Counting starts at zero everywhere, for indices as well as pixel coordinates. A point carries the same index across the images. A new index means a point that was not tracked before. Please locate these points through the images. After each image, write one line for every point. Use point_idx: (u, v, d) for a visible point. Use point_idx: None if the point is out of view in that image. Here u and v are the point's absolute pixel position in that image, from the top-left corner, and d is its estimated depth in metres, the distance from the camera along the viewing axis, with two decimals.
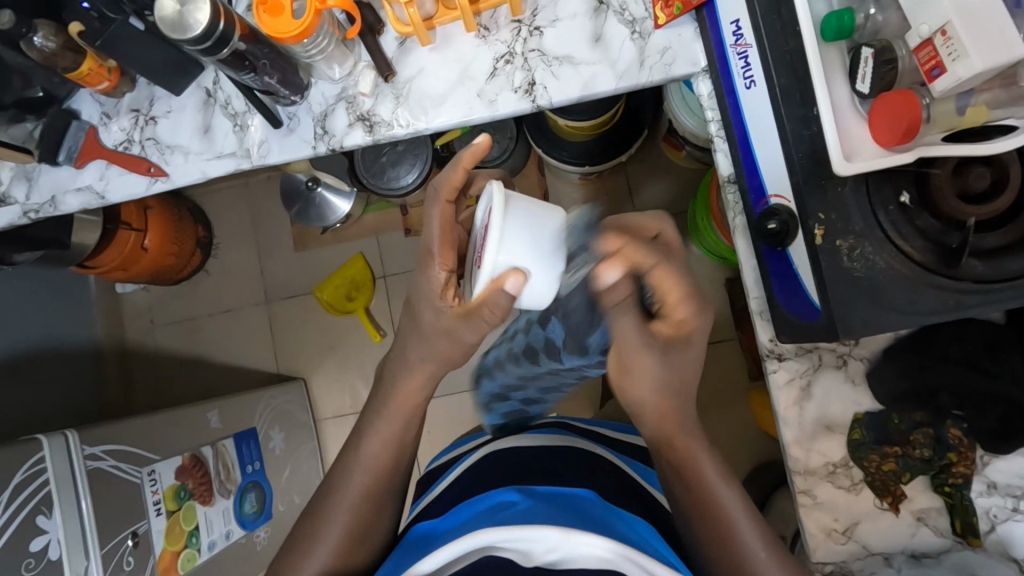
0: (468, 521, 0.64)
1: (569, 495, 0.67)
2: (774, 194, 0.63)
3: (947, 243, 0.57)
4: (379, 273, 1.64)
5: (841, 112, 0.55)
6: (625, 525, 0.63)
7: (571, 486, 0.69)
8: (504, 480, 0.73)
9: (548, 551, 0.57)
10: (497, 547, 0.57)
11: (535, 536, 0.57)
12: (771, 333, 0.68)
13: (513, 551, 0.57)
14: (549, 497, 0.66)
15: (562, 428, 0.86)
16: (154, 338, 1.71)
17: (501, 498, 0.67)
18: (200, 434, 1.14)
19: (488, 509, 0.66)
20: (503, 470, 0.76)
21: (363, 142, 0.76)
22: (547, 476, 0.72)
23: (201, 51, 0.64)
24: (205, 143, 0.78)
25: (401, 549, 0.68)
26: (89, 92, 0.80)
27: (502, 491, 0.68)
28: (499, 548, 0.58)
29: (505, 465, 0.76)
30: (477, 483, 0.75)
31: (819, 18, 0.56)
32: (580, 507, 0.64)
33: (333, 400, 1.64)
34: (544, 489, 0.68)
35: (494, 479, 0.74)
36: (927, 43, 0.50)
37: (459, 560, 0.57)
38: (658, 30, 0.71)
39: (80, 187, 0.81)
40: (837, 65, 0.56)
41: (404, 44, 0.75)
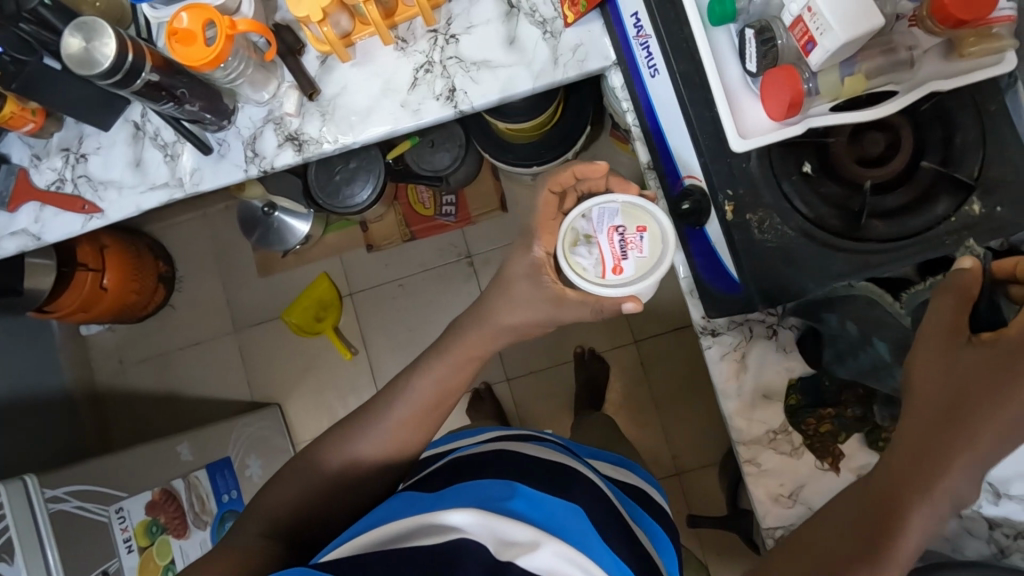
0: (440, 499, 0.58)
1: (563, 502, 0.58)
2: (687, 176, 0.65)
3: (850, 207, 0.60)
4: (346, 292, 1.66)
5: (733, 92, 0.57)
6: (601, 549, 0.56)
7: (568, 489, 0.61)
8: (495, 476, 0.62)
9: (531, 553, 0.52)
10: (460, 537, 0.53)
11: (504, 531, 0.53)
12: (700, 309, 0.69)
13: (490, 541, 0.53)
14: (542, 496, 0.58)
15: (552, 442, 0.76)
16: (125, 377, 1.70)
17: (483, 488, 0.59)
18: (169, 468, 1.15)
19: (466, 495, 0.58)
20: (496, 470, 0.63)
21: (294, 161, 0.78)
22: (547, 482, 0.62)
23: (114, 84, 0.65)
24: (137, 176, 0.79)
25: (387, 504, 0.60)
26: (18, 136, 0.80)
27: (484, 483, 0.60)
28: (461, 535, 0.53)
29: (498, 468, 0.64)
30: (459, 475, 0.63)
31: (705, 5, 0.58)
32: (570, 519, 0.57)
33: (312, 422, 1.64)
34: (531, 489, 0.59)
35: (482, 466, 0.64)
36: (798, 21, 0.52)
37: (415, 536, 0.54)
38: (568, 29, 0.73)
39: (14, 231, 0.80)
40: (726, 48, 0.58)
41: (326, 62, 0.77)
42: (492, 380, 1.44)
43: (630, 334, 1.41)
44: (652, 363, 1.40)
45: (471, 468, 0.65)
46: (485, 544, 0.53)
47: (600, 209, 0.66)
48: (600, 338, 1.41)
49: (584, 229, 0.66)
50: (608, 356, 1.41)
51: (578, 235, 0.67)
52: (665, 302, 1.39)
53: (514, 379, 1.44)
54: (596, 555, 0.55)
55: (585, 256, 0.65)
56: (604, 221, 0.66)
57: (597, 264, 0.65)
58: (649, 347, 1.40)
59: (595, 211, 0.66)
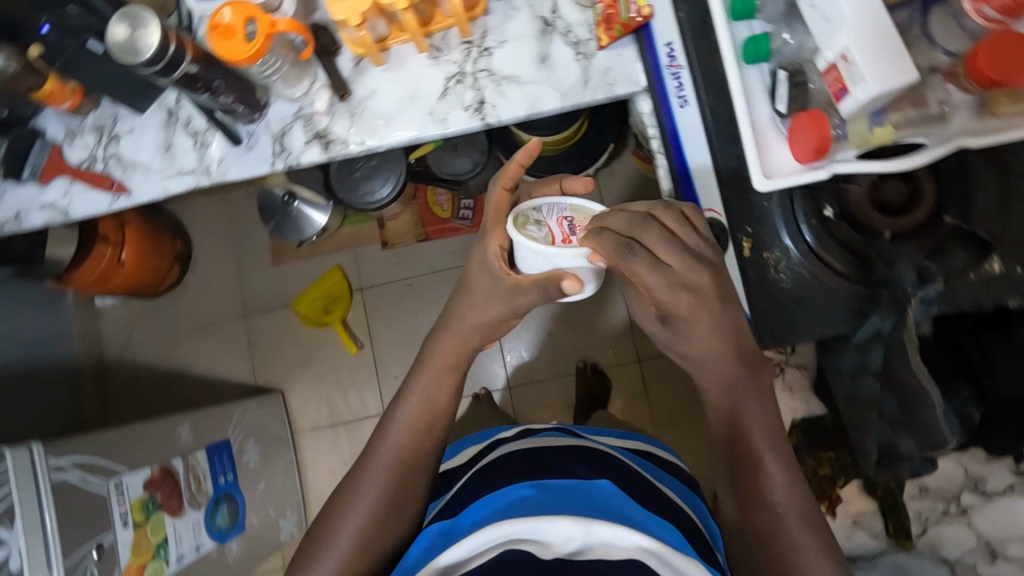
0: (488, 513, 0.65)
1: (590, 489, 0.67)
2: (709, 208, 0.65)
3: (866, 254, 0.60)
4: (357, 286, 1.67)
5: (762, 131, 0.58)
6: (636, 511, 0.65)
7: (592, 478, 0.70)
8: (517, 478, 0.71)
9: (571, 540, 0.58)
10: (518, 540, 0.59)
11: (552, 527, 0.58)
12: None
13: (532, 545, 0.58)
14: (569, 489, 0.66)
15: (558, 433, 0.85)
16: (132, 353, 1.73)
17: (516, 492, 0.67)
18: (169, 447, 1.16)
19: (506, 503, 0.65)
20: (516, 470, 0.73)
21: (319, 159, 0.79)
22: (558, 474, 0.71)
23: (155, 73, 0.66)
24: (165, 161, 0.81)
25: (429, 537, 0.66)
26: (54, 112, 0.81)
27: (515, 487, 0.68)
28: (521, 542, 0.59)
29: (514, 470, 0.73)
30: (486, 484, 0.72)
31: (741, 42, 0.58)
32: (598, 495, 0.66)
33: (312, 413, 1.66)
34: (557, 484, 0.68)
35: (509, 474, 0.72)
36: (832, 68, 0.52)
37: (482, 553, 0.59)
38: (601, 51, 0.74)
39: (43, 204, 0.82)
40: (758, 87, 0.58)
41: (359, 64, 0.78)
42: (494, 388, 1.44)
43: (634, 354, 1.41)
44: (654, 384, 1.40)
45: (492, 478, 0.73)
46: (533, 549, 0.58)
47: (550, 203, 0.70)
48: (603, 355, 1.42)
49: (534, 215, 0.69)
50: (610, 373, 1.42)
51: (528, 219, 0.69)
52: None
53: (516, 388, 1.44)
54: (634, 517, 0.64)
55: (535, 233, 0.67)
56: (554, 211, 0.69)
57: (548, 238, 0.67)
58: (652, 368, 1.40)
59: (545, 205, 0.70)
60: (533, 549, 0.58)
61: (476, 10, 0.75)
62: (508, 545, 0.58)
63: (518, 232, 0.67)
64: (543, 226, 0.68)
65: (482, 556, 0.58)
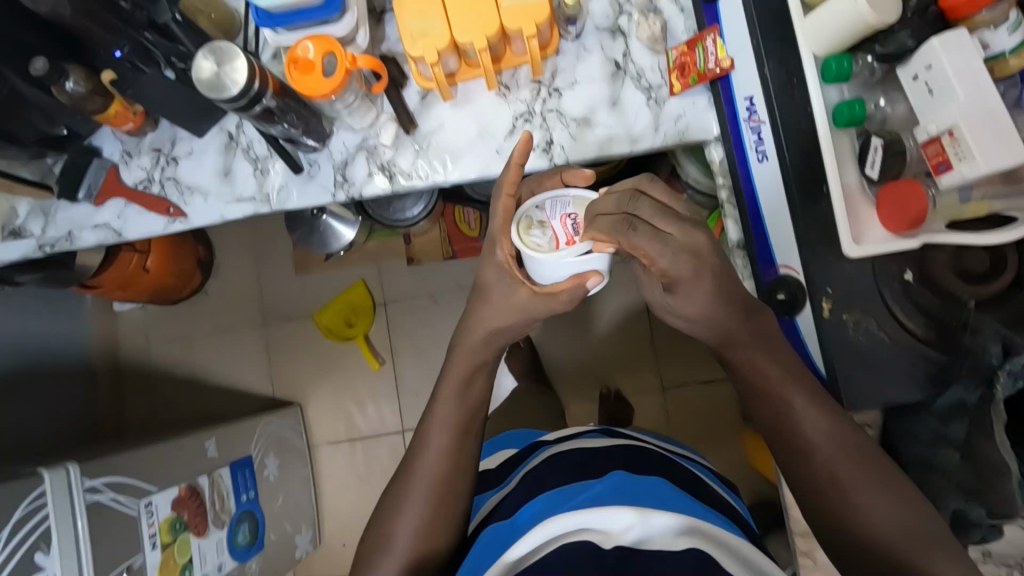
0: (544, 512, 0.63)
1: (641, 486, 0.65)
2: (783, 265, 0.65)
3: (946, 320, 0.60)
4: (380, 301, 1.65)
5: (850, 194, 0.59)
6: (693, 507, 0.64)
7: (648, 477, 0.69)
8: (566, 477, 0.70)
9: (632, 531, 0.57)
10: (579, 531, 0.58)
11: (611, 516, 0.57)
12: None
13: (593, 534, 0.57)
14: (621, 482, 0.65)
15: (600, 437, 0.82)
16: (148, 355, 1.67)
17: (566, 494, 0.65)
18: (195, 464, 1.14)
19: (558, 502, 0.64)
20: (563, 471, 0.72)
21: (382, 191, 0.78)
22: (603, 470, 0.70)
23: (236, 109, 0.61)
24: (225, 186, 0.80)
25: (489, 545, 0.63)
26: (112, 130, 0.80)
27: (564, 489, 0.67)
28: (580, 533, 0.57)
29: (560, 471, 0.72)
30: (534, 485, 0.71)
31: (831, 106, 0.59)
32: (653, 491, 0.65)
33: (329, 427, 1.64)
34: (604, 479, 0.67)
35: (561, 474, 0.71)
36: (933, 140, 0.53)
37: (545, 546, 0.57)
38: (672, 98, 0.74)
39: (97, 224, 0.81)
40: (846, 150, 0.59)
41: (426, 98, 0.77)
42: None
43: (662, 383, 1.40)
44: (678, 414, 1.40)
45: (539, 479, 0.72)
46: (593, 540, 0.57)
47: (553, 199, 0.69)
48: (631, 382, 1.41)
49: (538, 216, 0.69)
50: (637, 401, 1.41)
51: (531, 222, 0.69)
52: (697, 355, 1.39)
53: None
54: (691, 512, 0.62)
55: (539, 237, 0.68)
56: (557, 209, 0.68)
57: (552, 241, 0.67)
58: (679, 398, 1.40)
59: (548, 201, 0.69)
60: (595, 539, 0.57)
61: (549, 50, 0.75)
62: (569, 535, 0.57)
63: (523, 240, 0.68)
64: (546, 227, 0.68)
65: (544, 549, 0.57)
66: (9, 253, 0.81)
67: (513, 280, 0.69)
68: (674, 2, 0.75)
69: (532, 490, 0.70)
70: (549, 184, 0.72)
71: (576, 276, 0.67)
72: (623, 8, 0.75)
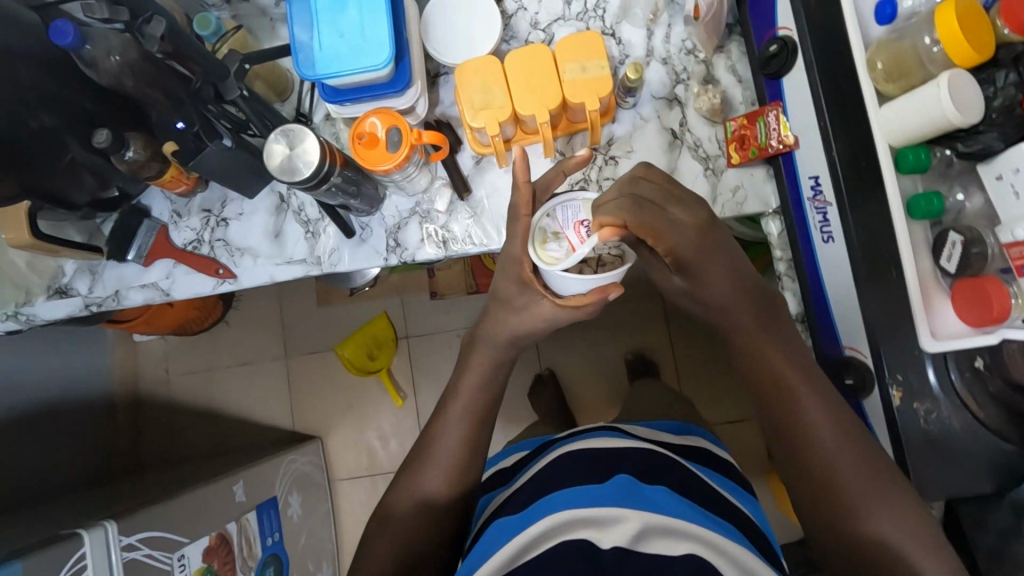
0: (552, 502, 0.62)
1: (647, 488, 0.62)
2: (849, 345, 0.65)
3: (1020, 410, 0.59)
4: (402, 334, 1.64)
5: (925, 286, 0.58)
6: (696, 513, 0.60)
7: (654, 475, 0.66)
8: (584, 471, 0.66)
9: (628, 532, 0.56)
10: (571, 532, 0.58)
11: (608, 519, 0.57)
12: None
13: (587, 531, 0.58)
14: (627, 481, 0.62)
15: (622, 431, 0.76)
16: (167, 389, 1.66)
17: (578, 490, 0.62)
18: (225, 509, 1.12)
19: (568, 498, 0.62)
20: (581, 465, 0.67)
21: (434, 257, 0.77)
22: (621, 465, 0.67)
23: (305, 188, 0.62)
24: (275, 248, 0.79)
25: (490, 534, 0.63)
26: (161, 190, 0.79)
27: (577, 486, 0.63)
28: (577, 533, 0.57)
29: (575, 463, 0.67)
30: (549, 477, 0.67)
31: (907, 196, 0.59)
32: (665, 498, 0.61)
33: (350, 461, 1.62)
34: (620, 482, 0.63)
35: (569, 467, 0.67)
36: (1018, 243, 0.51)
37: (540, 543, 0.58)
38: (731, 168, 0.73)
39: (145, 283, 0.80)
40: (921, 241, 0.58)
41: (480, 162, 0.77)
42: None
43: None
44: None
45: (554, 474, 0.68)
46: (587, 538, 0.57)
47: (563, 205, 0.61)
48: None
49: (551, 227, 0.61)
50: None
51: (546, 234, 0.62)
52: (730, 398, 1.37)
53: None
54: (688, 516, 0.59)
55: (554, 252, 0.60)
56: (569, 216, 0.60)
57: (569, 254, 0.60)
58: None
59: (558, 207, 0.61)
60: (589, 536, 0.57)
61: (607, 117, 0.74)
62: (565, 535, 0.58)
63: (542, 260, 0.60)
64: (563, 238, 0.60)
65: (540, 545, 0.58)
66: (53, 312, 0.80)
67: (535, 296, 0.65)
68: (731, 73, 0.75)
69: (542, 485, 0.66)
70: (552, 188, 0.65)
71: (599, 289, 0.59)
72: (680, 77, 0.75)
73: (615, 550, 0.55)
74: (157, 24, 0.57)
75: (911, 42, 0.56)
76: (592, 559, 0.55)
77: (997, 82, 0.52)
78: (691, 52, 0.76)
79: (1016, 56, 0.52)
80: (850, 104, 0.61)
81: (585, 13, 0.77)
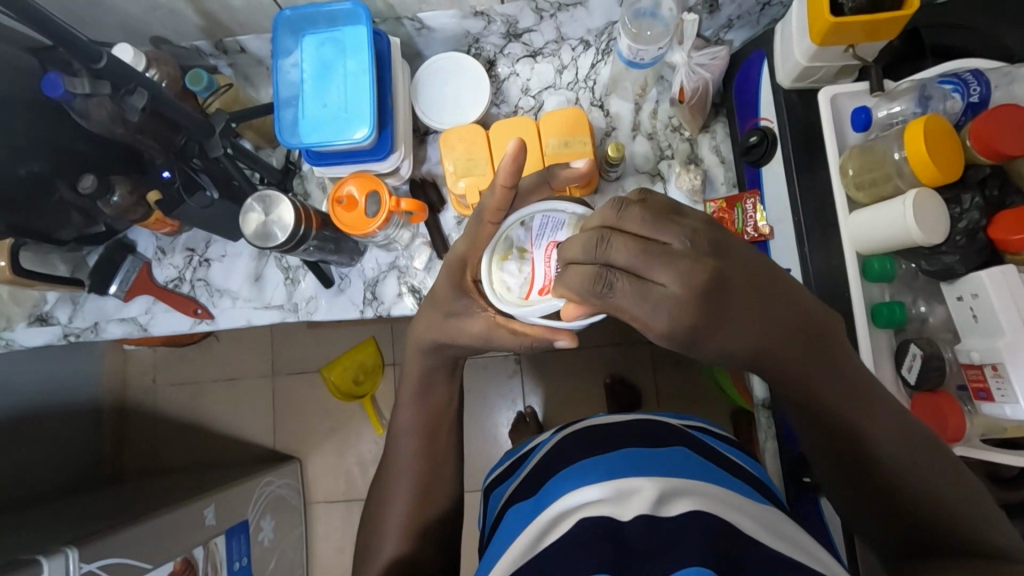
0: (562, 484, 0.52)
1: (658, 456, 0.54)
2: None
3: None
4: (390, 360, 1.54)
5: (886, 394, 0.57)
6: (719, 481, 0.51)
7: (661, 443, 0.57)
8: (590, 447, 0.57)
9: (645, 500, 0.47)
10: (589, 507, 0.48)
11: (625, 488, 0.48)
12: (779, 473, 0.74)
13: (605, 507, 0.47)
14: (631, 457, 0.53)
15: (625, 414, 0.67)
16: (153, 398, 1.61)
17: (586, 466, 0.53)
18: (196, 531, 1.01)
19: (576, 475, 0.53)
20: (582, 444, 0.59)
21: (410, 311, 0.78)
22: (620, 438, 0.58)
23: (282, 251, 0.62)
24: (254, 292, 0.80)
25: (501, 536, 0.53)
26: (147, 228, 0.81)
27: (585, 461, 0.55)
28: (593, 510, 0.47)
29: (582, 442, 0.59)
30: (559, 459, 0.58)
31: (872, 302, 0.59)
32: (665, 464, 0.52)
33: (329, 485, 1.54)
34: (623, 454, 0.54)
35: (574, 451, 0.58)
36: (975, 365, 0.53)
37: (552, 530, 0.48)
38: None
39: (123, 318, 0.81)
40: (885, 349, 0.58)
41: (462, 222, 0.78)
42: None
43: None
44: None
45: (558, 456, 0.59)
46: (606, 514, 0.47)
47: (541, 220, 0.57)
48: None
49: (519, 242, 0.58)
50: None
51: (510, 251, 0.58)
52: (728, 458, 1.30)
53: None
54: (705, 481, 0.50)
55: (512, 275, 0.57)
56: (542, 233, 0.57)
57: (524, 287, 0.56)
58: None
59: (537, 221, 0.57)
60: (607, 513, 0.46)
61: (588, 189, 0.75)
62: (581, 512, 0.47)
63: (492, 278, 0.57)
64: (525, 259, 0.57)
65: (555, 529, 0.48)
66: (32, 338, 0.81)
67: (475, 305, 0.59)
68: (715, 153, 0.76)
69: (546, 473, 0.57)
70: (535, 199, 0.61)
71: (547, 328, 0.55)
72: (664, 153, 0.76)
73: (639, 520, 0.45)
74: (140, 96, 0.57)
75: (882, 152, 0.56)
76: (617, 538, 0.44)
77: (964, 203, 0.53)
78: (677, 129, 0.76)
79: (981, 178, 0.54)
80: (824, 204, 0.61)
81: (576, 82, 0.78)
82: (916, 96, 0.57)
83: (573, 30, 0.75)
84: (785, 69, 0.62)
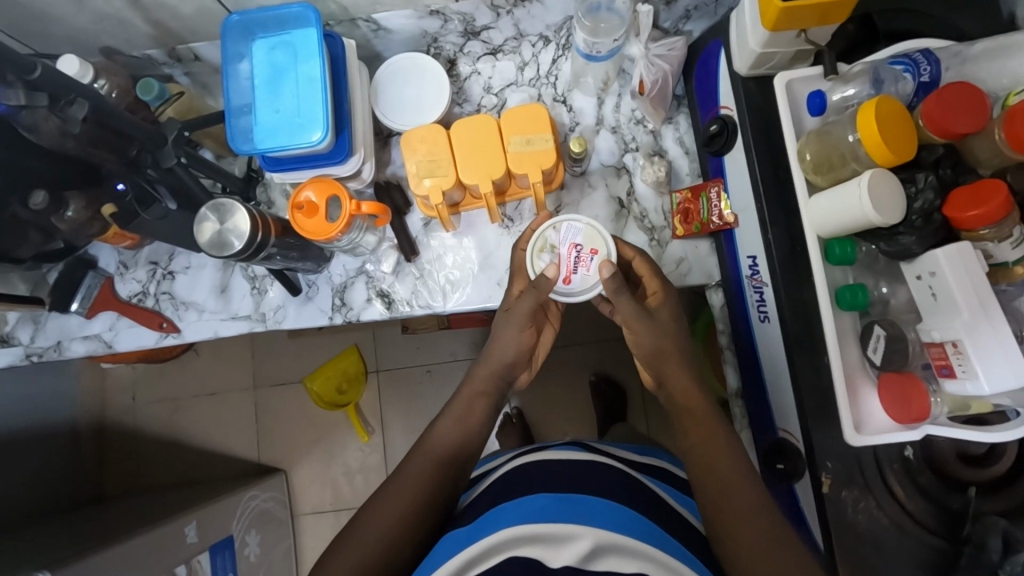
0: (501, 511, 0.53)
1: (595, 501, 0.53)
2: (783, 428, 0.64)
3: (949, 504, 0.60)
4: (373, 368, 1.53)
5: (853, 376, 0.58)
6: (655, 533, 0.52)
7: (610, 488, 0.56)
8: (541, 482, 0.56)
9: (577, 552, 0.48)
10: (517, 546, 0.49)
11: (562, 533, 0.49)
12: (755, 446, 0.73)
13: (537, 549, 0.49)
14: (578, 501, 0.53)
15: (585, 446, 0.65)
16: (134, 417, 1.58)
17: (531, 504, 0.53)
18: (178, 549, 0.98)
19: (516, 508, 0.53)
20: (536, 476, 0.58)
21: (380, 316, 0.77)
22: (573, 481, 0.56)
23: (242, 259, 0.61)
24: (220, 303, 0.79)
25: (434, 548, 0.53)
26: (108, 243, 0.80)
27: (533, 496, 0.54)
28: (524, 547, 0.49)
29: (538, 475, 0.58)
30: (508, 488, 0.57)
31: (836, 286, 0.59)
32: (613, 512, 0.52)
33: (316, 496, 1.52)
34: (574, 497, 0.54)
35: (528, 477, 0.58)
36: (937, 344, 0.53)
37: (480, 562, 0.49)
38: (675, 240, 0.74)
39: (87, 335, 0.80)
40: (849, 330, 0.59)
41: (429, 224, 0.77)
42: None
43: None
44: None
45: (504, 487, 0.58)
46: (534, 556, 0.49)
47: (571, 225, 0.67)
48: None
49: (550, 238, 0.67)
50: None
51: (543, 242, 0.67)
52: None
53: None
54: (645, 534, 0.51)
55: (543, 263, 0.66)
56: (568, 236, 0.67)
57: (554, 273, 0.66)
58: None
59: (566, 225, 0.67)
60: (537, 555, 0.49)
61: (552, 185, 0.74)
62: (510, 550, 0.49)
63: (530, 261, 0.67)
64: (556, 254, 0.66)
65: (487, 561, 0.49)
66: None
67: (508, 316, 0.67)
68: (679, 145, 0.76)
69: (500, 492, 0.57)
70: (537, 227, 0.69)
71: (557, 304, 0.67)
72: (628, 146, 0.76)
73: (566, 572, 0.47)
74: (80, 105, 0.56)
75: (838, 137, 0.57)
76: None
77: (919, 183, 0.53)
78: (640, 122, 0.76)
79: (935, 158, 0.55)
80: (785, 190, 0.61)
81: (538, 79, 0.78)
82: (870, 78, 0.57)
83: (532, 25, 0.75)
84: (741, 56, 0.62)
